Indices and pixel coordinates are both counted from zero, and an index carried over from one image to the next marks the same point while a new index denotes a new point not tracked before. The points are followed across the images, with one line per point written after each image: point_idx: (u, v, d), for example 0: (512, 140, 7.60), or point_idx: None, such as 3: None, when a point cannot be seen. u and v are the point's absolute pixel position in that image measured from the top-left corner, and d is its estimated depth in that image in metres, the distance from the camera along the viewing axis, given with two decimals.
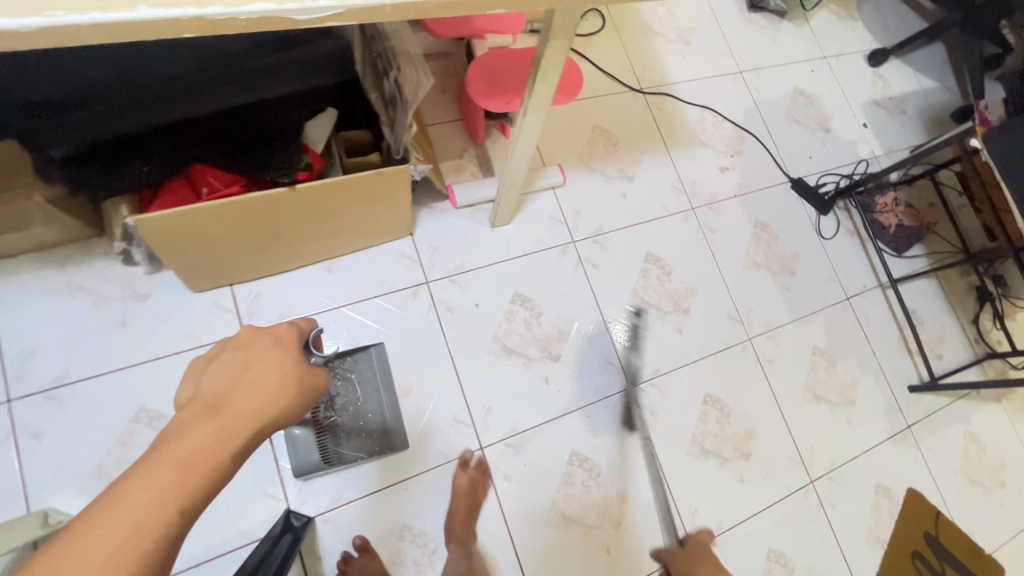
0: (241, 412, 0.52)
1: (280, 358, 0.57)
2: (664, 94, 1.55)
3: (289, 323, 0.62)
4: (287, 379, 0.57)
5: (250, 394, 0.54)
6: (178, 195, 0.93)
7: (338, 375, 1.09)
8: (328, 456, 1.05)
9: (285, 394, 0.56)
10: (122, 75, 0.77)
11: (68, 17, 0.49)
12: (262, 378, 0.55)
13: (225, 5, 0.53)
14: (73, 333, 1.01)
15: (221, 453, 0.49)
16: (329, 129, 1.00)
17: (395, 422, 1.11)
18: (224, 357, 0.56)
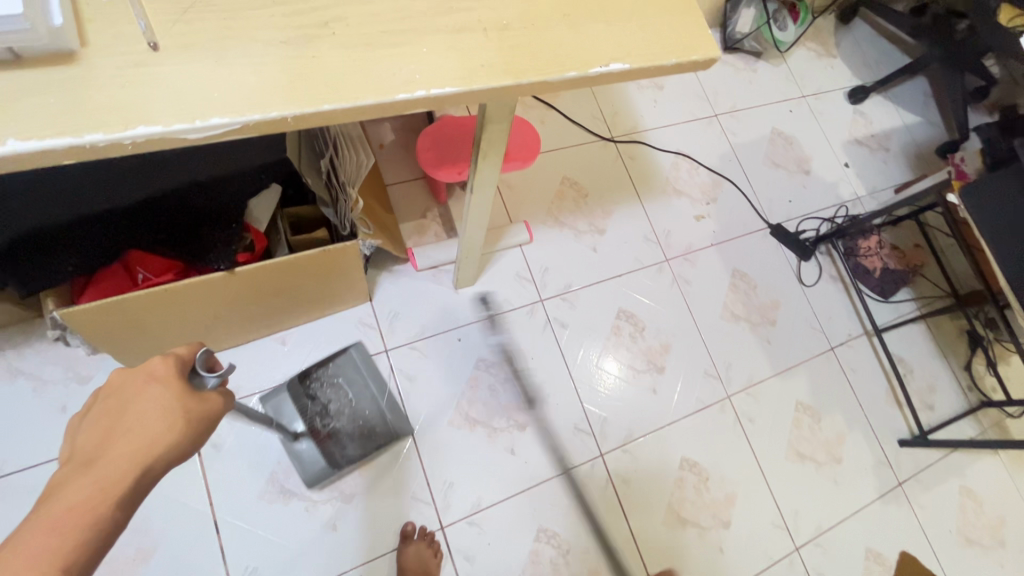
0: (118, 462, 0.47)
1: (157, 399, 0.51)
2: (636, 142, 1.52)
3: (168, 353, 0.54)
4: (170, 416, 0.51)
5: (126, 442, 0.49)
6: (110, 283, 0.87)
7: (325, 383, 1.11)
8: (334, 459, 1.06)
9: (171, 430, 0.50)
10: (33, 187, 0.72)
11: None
12: (141, 420, 0.50)
13: (104, 131, 0.50)
14: (10, 421, 0.98)
15: (98, 508, 0.46)
16: (274, 207, 0.97)
17: (395, 413, 1.13)
18: (96, 404, 0.50)
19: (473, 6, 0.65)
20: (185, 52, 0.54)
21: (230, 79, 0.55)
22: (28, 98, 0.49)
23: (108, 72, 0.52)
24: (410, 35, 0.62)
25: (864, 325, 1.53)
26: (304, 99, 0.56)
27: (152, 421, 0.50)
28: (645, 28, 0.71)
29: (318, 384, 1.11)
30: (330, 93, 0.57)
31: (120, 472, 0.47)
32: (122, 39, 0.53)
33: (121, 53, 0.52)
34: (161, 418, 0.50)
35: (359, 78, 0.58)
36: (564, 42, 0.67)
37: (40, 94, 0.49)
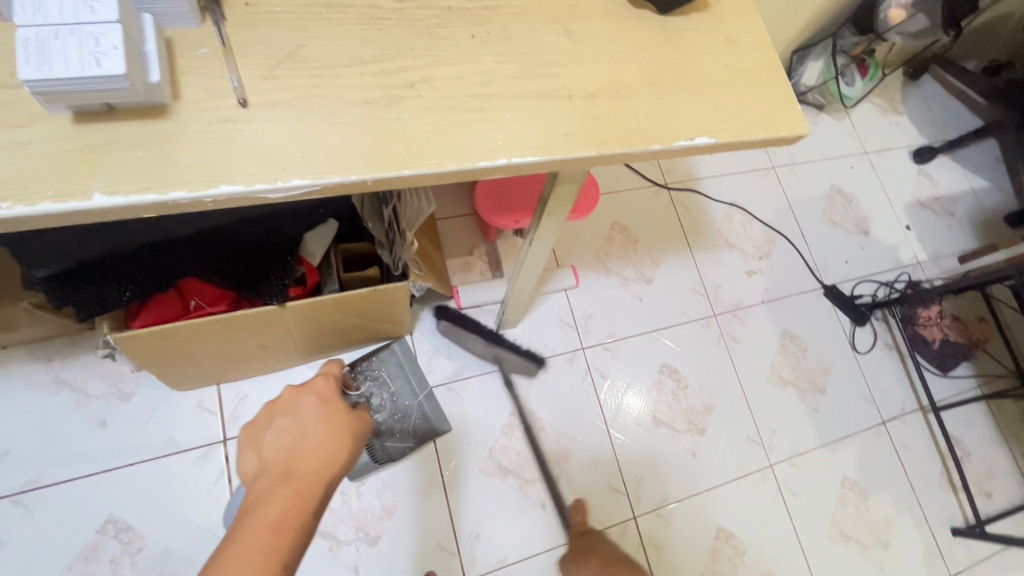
0: (309, 468, 0.59)
1: (328, 417, 0.64)
2: (689, 190, 1.48)
3: (325, 376, 0.69)
4: (340, 430, 0.64)
5: (314, 451, 0.61)
6: (164, 308, 0.88)
7: (368, 377, 1.09)
8: (376, 454, 1.07)
9: (341, 444, 0.63)
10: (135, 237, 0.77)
11: (17, 208, 0.46)
12: (321, 435, 0.63)
13: (188, 188, 0.49)
14: (52, 432, 0.99)
15: (303, 506, 0.56)
16: (328, 241, 0.96)
17: (433, 409, 1.11)
18: (277, 424, 0.63)
19: (559, 71, 0.64)
20: (272, 110, 0.53)
21: (314, 139, 0.53)
22: (116, 150, 0.49)
23: (198, 127, 0.51)
24: (494, 101, 0.60)
25: (919, 400, 1.45)
26: (385, 164, 0.54)
27: (329, 435, 0.63)
28: (732, 100, 0.69)
29: (361, 377, 1.09)
30: (411, 157, 0.55)
31: (310, 479, 0.59)
32: (213, 94, 0.52)
33: (210, 108, 0.52)
34: (334, 432, 0.63)
35: (441, 143, 0.57)
36: (650, 113, 0.65)
37: (128, 146, 0.49)
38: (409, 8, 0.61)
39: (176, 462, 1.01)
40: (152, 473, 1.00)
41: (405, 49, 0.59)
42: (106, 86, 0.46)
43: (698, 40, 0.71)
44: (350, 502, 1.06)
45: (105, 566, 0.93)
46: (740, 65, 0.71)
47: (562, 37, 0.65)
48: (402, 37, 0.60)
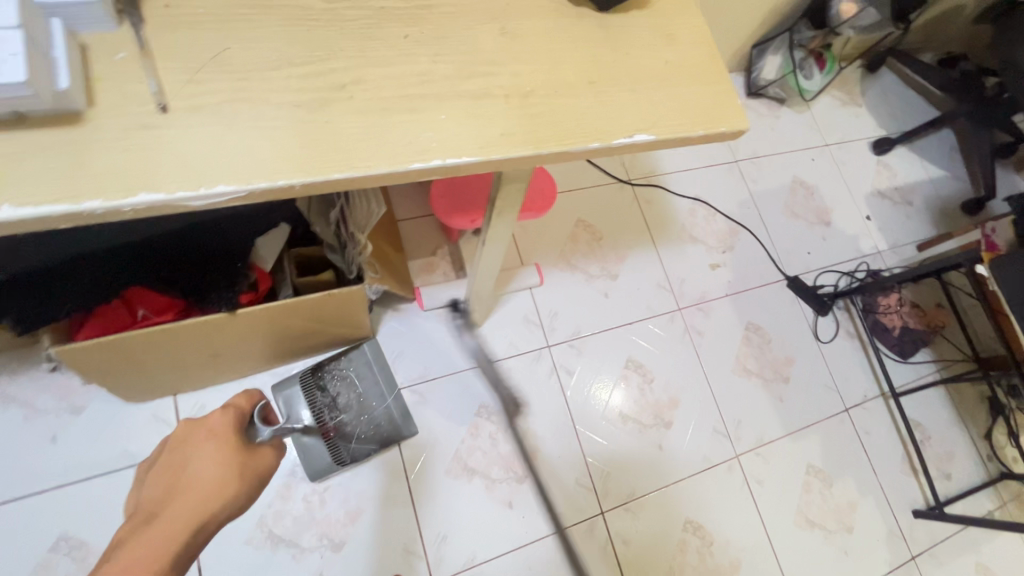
0: (178, 513, 0.57)
1: (212, 454, 0.62)
2: (653, 186, 1.49)
3: (224, 408, 0.67)
4: (223, 468, 0.62)
5: (188, 494, 0.59)
6: (110, 318, 0.86)
7: (336, 376, 1.12)
8: (340, 455, 1.07)
9: (221, 483, 0.61)
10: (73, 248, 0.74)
11: None
12: (199, 477, 0.61)
13: (104, 198, 0.48)
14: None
15: (161, 553, 0.54)
16: (281, 245, 0.95)
17: (400, 410, 1.14)
18: (165, 460, 0.63)
19: (495, 70, 0.63)
20: (194, 115, 0.52)
21: (239, 144, 0.52)
22: (26, 159, 0.47)
23: (115, 134, 0.50)
24: (428, 101, 0.59)
25: (880, 387, 1.48)
26: (313, 167, 0.53)
27: (209, 477, 0.61)
28: (672, 97, 0.69)
29: (329, 377, 1.11)
30: (341, 161, 0.55)
31: (177, 524, 0.57)
32: (131, 99, 0.51)
33: (127, 113, 0.51)
34: (216, 471, 0.61)
35: (372, 146, 0.56)
36: (588, 111, 0.65)
37: (39, 155, 0.48)
38: (340, 8, 0.61)
39: (132, 475, 0.99)
40: (106, 488, 0.98)
41: (336, 50, 0.58)
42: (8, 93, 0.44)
43: (638, 37, 0.71)
44: (313, 509, 1.05)
45: None
46: (680, 62, 0.71)
47: (499, 36, 0.65)
48: (332, 38, 0.59)
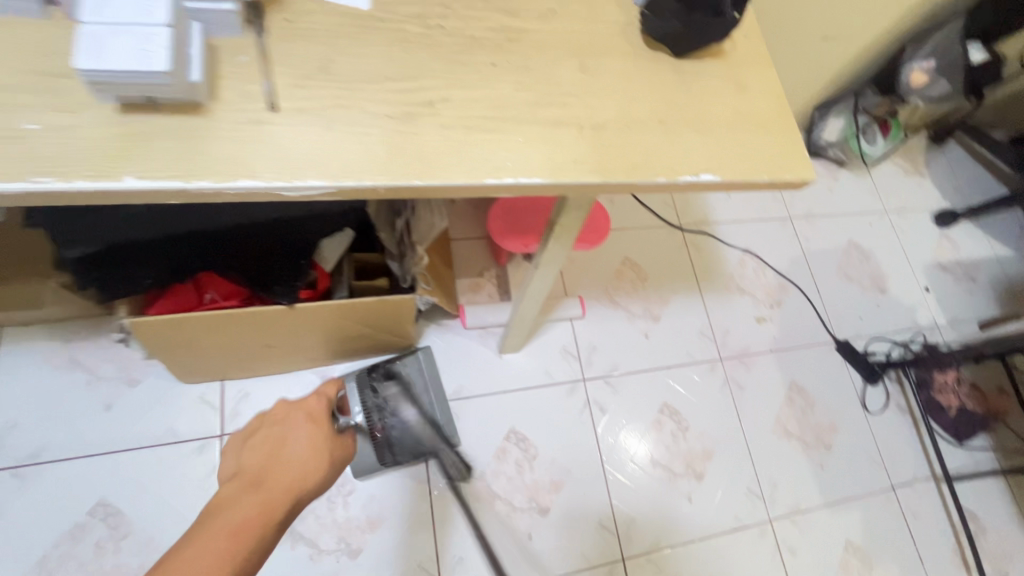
0: (279, 484, 0.63)
1: (310, 433, 0.71)
2: (704, 233, 1.49)
3: (317, 398, 0.78)
4: (321, 447, 0.70)
5: (290, 464, 0.67)
6: (180, 298, 0.92)
7: (388, 379, 1.11)
8: (382, 456, 1.06)
9: (318, 462, 0.68)
10: (159, 226, 0.81)
11: (55, 183, 0.50)
12: (299, 450, 0.69)
13: (213, 179, 0.53)
14: (59, 409, 1.02)
15: (265, 518, 0.59)
16: (343, 248, 0.99)
17: (444, 420, 1.12)
18: (262, 435, 0.71)
19: (572, 102, 0.67)
20: (299, 115, 0.57)
21: (333, 144, 0.57)
22: (151, 139, 0.53)
23: (228, 125, 0.55)
24: (506, 123, 0.63)
25: (933, 468, 1.39)
26: (397, 172, 0.57)
27: (308, 450, 0.69)
28: (739, 144, 0.71)
29: (381, 378, 1.10)
30: (423, 170, 0.59)
31: (278, 494, 0.62)
32: (246, 97, 0.57)
33: (241, 109, 0.56)
34: (314, 450, 0.69)
35: (452, 160, 0.60)
36: (657, 147, 0.67)
37: (162, 136, 0.53)
38: (436, 34, 0.66)
39: (172, 452, 1.03)
40: (147, 460, 1.02)
41: (428, 71, 0.63)
42: (152, 79, 0.50)
43: (711, 84, 0.74)
44: (335, 511, 1.06)
45: (90, 547, 0.95)
46: (750, 110, 0.73)
47: (578, 72, 0.69)
48: (426, 60, 0.64)
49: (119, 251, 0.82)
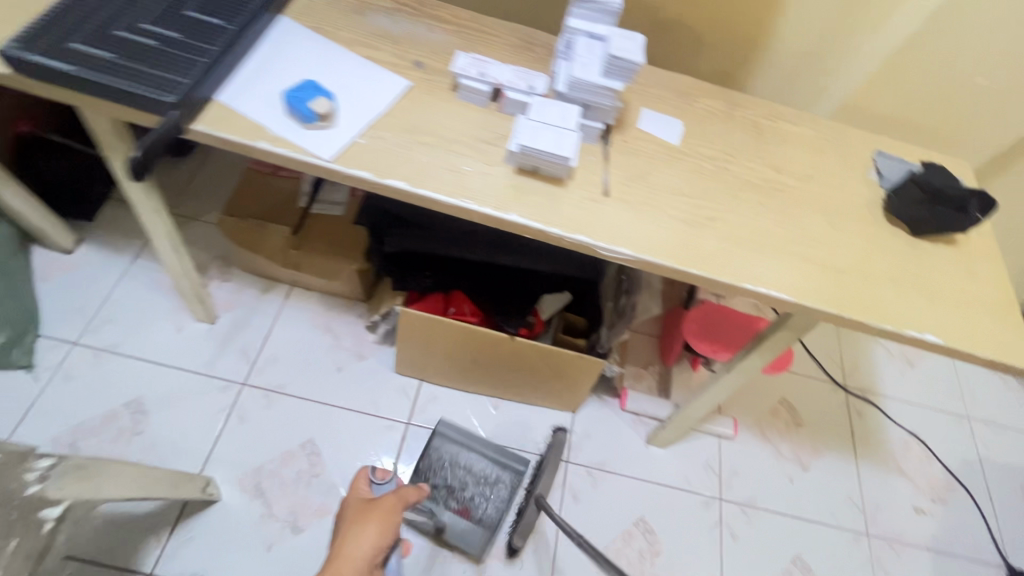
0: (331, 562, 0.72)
1: (346, 514, 0.79)
2: (868, 401, 1.49)
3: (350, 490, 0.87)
4: (353, 519, 0.77)
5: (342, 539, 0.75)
6: (433, 305, 1.20)
7: (433, 467, 1.17)
8: (488, 522, 1.13)
9: (352, 530, 0.75)
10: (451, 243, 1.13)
11: (472, 205, 0.76)
12: (347, 525, 0.77)
13: (562, 229, 0.77)
14: (306, 357, 1.30)
15: None
16: (558, 306, 1.21)
17: (507, 465, 1.19)
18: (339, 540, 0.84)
19: (819, 247, 0.83)
20: (621, 204, 0.81)
21: (640, 230, 0.79)
22: (530, 193, 0.79)
23: (577, 198, 0.80)
24: (764, 249, 0.81)
25: None
26: (680, 262, 0.78)
27: (353, 523, 0.76)
28: (965, 320, 0.80)
29: (427, 472, 1.16)
30: (698, 265, 0.78)
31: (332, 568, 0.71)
32: (591, 184, 0.81)
33: (587, 190, 0.81)
34: (350, 522, 0.77)
35: (720, 264, 0.79)
36: (888, 301, 0.80)
37: (537, 194, 0.79)
38: (722, 174, 0.88)
39: (370, 422, 1.25)
40: (351, 421, 1.25)
41: (712, 197, 0.85)
42: (556, 158, 0.76)
43: (943, 264, 0.85)
44: None
45: (293, 473, 1.17)
46: (978, 296, 0.83)
47: (827, 225, 0.86)
48: (712, 189, 0.85)
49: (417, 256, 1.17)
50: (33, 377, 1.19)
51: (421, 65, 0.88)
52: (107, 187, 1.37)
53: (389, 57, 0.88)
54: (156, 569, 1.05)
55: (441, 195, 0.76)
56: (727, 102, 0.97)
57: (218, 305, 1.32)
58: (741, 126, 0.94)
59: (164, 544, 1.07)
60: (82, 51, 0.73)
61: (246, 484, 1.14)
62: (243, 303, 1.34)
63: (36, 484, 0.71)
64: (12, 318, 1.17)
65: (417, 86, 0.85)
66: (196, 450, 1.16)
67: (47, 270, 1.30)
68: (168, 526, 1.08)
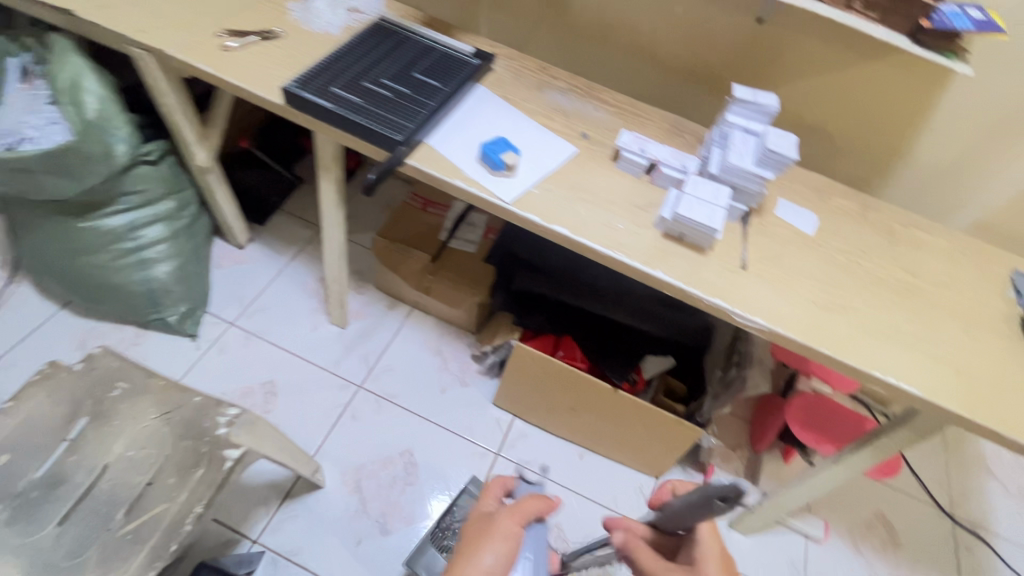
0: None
1: (471, 526, 0.75)
2: (979, 538, 1.37)
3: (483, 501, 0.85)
4: (475, 533, 0.72)
5: (468, 543, 0.71)
6: (544, 346, 1.29)
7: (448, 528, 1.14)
8: None
9: (474, 541, 0.70)
10: (573, 290, 1.23)
11: (623, 258, 0.87)
12: (471, 533, 0.73)
13: (702, 292, 0.85)
14: (416, 373, 1.42)
15: None
16: (661, 368, 1.26)
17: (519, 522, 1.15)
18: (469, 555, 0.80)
19: (953, 352, 0.85)
20: (757, 279, 0.88)
21: (773, 305, 0.86)
22: (674, 256, 0.89)
23: (716, 267, 0.88)
24: (894, 344, 0.85)
25: None
26: (811, 341, 0.83)
27: (476, 533, 0.73)
28: None
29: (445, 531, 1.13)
30: (826, 346, 0.83)
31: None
32: (730, 258, 0.90)
33: (726, 261, 0.89)
34: (471, 535, 0.72)
35: (850, 350, 0.83)
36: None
37: (681, 258, 0.89)
38: (855, 268, 0.93)
39: (464, 445, 1.33)
40: (447, 441, 1.33)
41: (844, 287, 0.90)
42: (707, 228, 0.86)
43: None
44: None
45: (390, 477, 1.26)
46: None
47: (961, 333, 0.88)
48: (844, 280, 0.91)
49: (538, 298, 1.27)
50: (195, 345, 1.37)
51: (587, 136, 1.03)
52: (281, 200, 1.62)
53: (561, 127, 1.03)
54: (261, 538, 1.15)
55: (598, 245, 0.88)
56: (862, 204, 1.03)
57: (350, 313, 1.48)
58: (875, 228, 1.00)
59: (271, 516, 1.17)
60: (340, 93, 0.94)
61: (349, 477, 1.24)
62: (371, 315, 1.49)
63: (225, 427, 0.85)
64: (194, 293, 1.38)
65: (583, 152, 1.00)
66: (312, 437, 1.29)
67: (221, 260, 1.52)
68: (277, 500, 1.19)
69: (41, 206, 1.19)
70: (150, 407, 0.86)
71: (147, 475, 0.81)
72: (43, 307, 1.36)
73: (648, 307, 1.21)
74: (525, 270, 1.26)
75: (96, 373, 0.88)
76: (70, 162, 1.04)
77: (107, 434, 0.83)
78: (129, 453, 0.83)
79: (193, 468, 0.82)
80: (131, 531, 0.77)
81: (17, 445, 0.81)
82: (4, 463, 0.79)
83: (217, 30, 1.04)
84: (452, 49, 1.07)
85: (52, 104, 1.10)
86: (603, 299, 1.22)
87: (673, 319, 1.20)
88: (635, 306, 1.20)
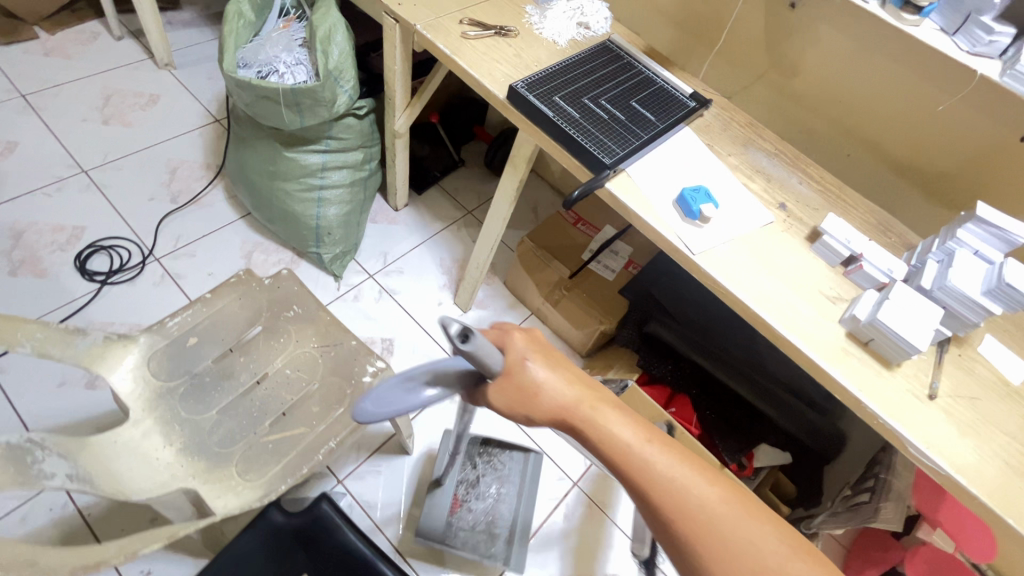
0: None
1: None
2: None
3: None
4: None
5: None
6: (656, 392, 1.26)
7: (489, 461, 1.22)
8: (452, 537, 1.12)
9: None
10: (708, 353, 1.21)
11: (798, 344, 0.83)
12: None
13: (880, 408, 0.79)
14: None
15: None
16: (773, 462, 1.18)
17: (521, 507, 1.18)
18: None
19: None
20: (944, 414, 0.80)
21: (959, 448, 0.77)
22: (854, 362, 0.83)
23: (902, 389, 0.81)
24: None
25: None
26: (998, 504, 0.74)
27: None
28: None
29: (487, 458, 1.23)
30: (1017, 515, 0.73)
31: None
32: (918, 383, 0.82)
33: (912, 384, 0.82)
34: None
35: None
36: None
37: (862, 366, 0.82)
38: None
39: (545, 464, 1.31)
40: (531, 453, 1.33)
41: None
42: (910, 345, 0.79)
43: None
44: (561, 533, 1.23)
45: None
46: None
47: None
48: None
49: (666, 348, 1.26)
50: (336, 286, 1.48)
51: (785, 208, 0.98)
52: (441, 175, 1.72)
53: (760, 191, 0.99)
54: (345, 480, 1.21)
55: (775, 324, 0.84)
56: None
57: (474, 300, 1.53)
58: None
59: (359, 463, 1.24)
60: (560, 104, 0.98)
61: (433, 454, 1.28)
62: (492, 306, 1.53)
63: (369, 377, 0.92)
64: (349, 239, 1.47)
65: (778, 223, 0.95)
66: None
67: (377, 216, 1.63)
68: (368, 450, 1.26)
69: (261, 129, 1.34)
70: (312, 334, 0.95)
71: (295, 396, 0.89)
72: (228, 213, 1.53)
73: (783, 395, 1.17)
74: (664, 317, 1.26)
75: (278, 292, 0.98)
76: (303, 101, 1.15)
77: (273, 347, 0.94)
78: (286, 369, 0.92)
79: (335, 405, 0.89)
80: (272, 442, 0.85)
81: (205, 332, 0.91)
82: (193, 344, 0.90)
83: (461, 17, 1.12)
84: (670, 85, 1.07)
85: (302, 47, 1.24)
86: (735, 374, 1.19)
87: (805, 418, 1.17)
88: (768, 391, 1.17)
